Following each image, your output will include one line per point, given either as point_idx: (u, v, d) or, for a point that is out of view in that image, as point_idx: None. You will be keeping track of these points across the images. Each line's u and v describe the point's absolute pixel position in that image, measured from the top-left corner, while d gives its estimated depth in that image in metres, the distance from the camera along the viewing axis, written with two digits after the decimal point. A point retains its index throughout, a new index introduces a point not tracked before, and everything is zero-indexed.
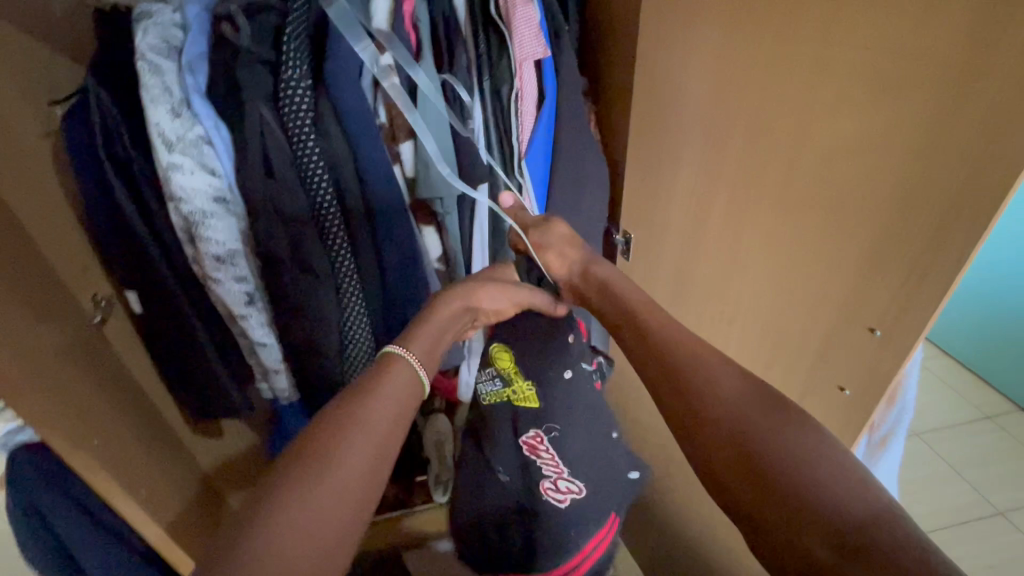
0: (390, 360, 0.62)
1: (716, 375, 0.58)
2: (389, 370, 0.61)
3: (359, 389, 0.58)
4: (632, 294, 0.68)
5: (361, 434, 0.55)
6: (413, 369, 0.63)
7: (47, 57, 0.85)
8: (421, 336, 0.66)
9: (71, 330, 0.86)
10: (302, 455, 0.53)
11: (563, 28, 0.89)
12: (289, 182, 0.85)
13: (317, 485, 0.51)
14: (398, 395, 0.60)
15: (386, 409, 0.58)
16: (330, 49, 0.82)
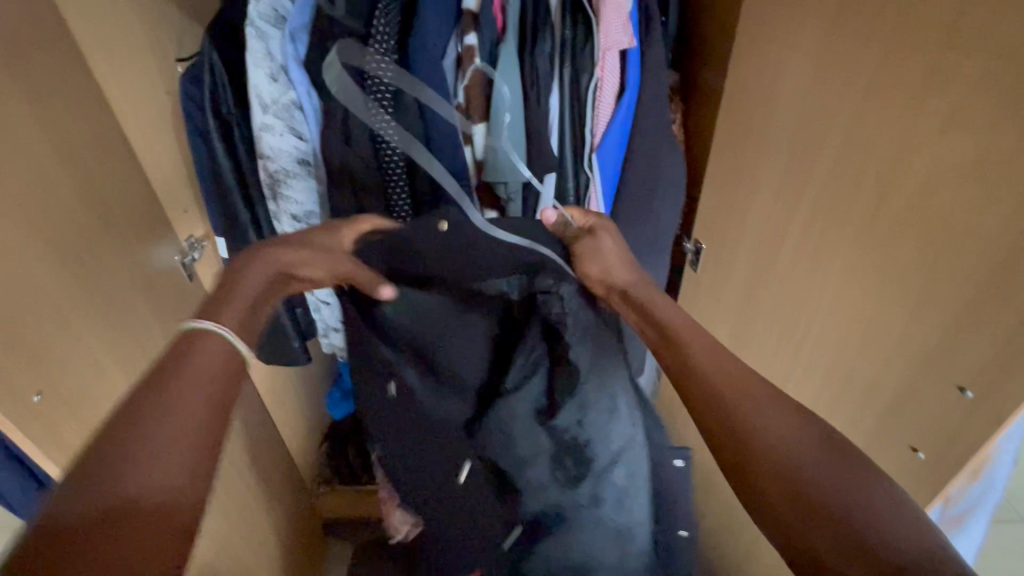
0: (193, 334, 0.54)
1: (763, 412, 0.57)
2: (196, 346, 0.54)
3: (159, 365, 0.52)
4: (673, 312, 0.65)
5: (176, 410, 0.49)
6: (216, 335, 0.55)
7: (179, 20, 0.95)
8: (235, 297, 0.59)
9: (168, 261, 0.96)
10: (95, 460, 0.46)
11: (657, 15, 0.83)
12: (365, 151, 0.89)
13: (131, 461, 0.46)
14: (204, 369, 0.53)
15: (195, 383, 0.51)
16: (418, 26, 0.83)
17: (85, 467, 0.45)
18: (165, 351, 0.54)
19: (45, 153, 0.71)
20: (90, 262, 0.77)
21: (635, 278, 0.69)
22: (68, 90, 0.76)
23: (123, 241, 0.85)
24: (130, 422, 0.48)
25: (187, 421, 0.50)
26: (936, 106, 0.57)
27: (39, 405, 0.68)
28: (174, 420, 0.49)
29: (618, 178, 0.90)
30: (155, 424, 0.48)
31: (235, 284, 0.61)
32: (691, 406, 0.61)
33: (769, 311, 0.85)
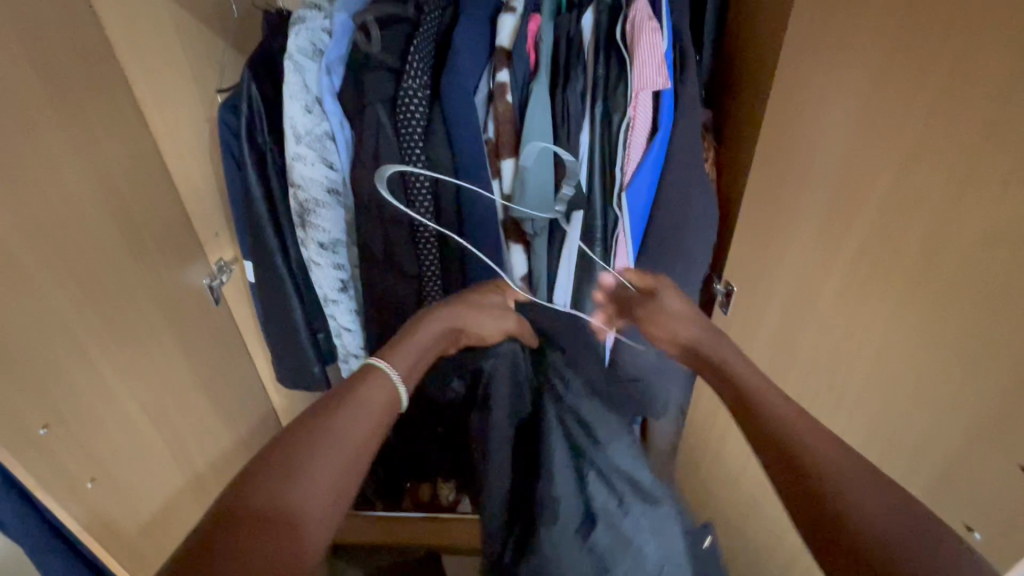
0: (370, 371, 0.62)
1: (862, 487, 0.52)
2: (370, 379, 0.62)
3: (333, 398, 0.59)
4: (755, 376, 0.64)
5: (328, 450, 0.55)
6: (394, 385, 0.63)
7: (221, 51, 0.99)
8: (409, 352, 0.67)
9: (195, 284, 0.97)
10: (259, 487, 0.51)
11: (692, 54, 0.81)
12: (393, 183, 0.90)
13: (285, 495, 0.51)
14: (377, 399, 0.61)
15: (359, 420, 0.58)
16: (450, 62, 0.84)
17: (242, 501, 0.50)
18: (344, 380, 0.62)
19: (84, 183, 0.73)
20: (117, 287, 0.79)
21: (703, 331, 0.71)
22: (112, 122, 0.79)
23: (153, 266, 0.87)
24: (290, 444, 0.54)
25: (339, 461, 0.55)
26: (988, 165, 0.54)
27: (44, 438, 0.67)
28: (323, 457, 0.54)
29: (648, 217, 0.87)
30: (311, 452, 0.54)
31: (419, 333, 0.69)
32: (782, 477, 0.56)
33: (802, 362, 0.81)
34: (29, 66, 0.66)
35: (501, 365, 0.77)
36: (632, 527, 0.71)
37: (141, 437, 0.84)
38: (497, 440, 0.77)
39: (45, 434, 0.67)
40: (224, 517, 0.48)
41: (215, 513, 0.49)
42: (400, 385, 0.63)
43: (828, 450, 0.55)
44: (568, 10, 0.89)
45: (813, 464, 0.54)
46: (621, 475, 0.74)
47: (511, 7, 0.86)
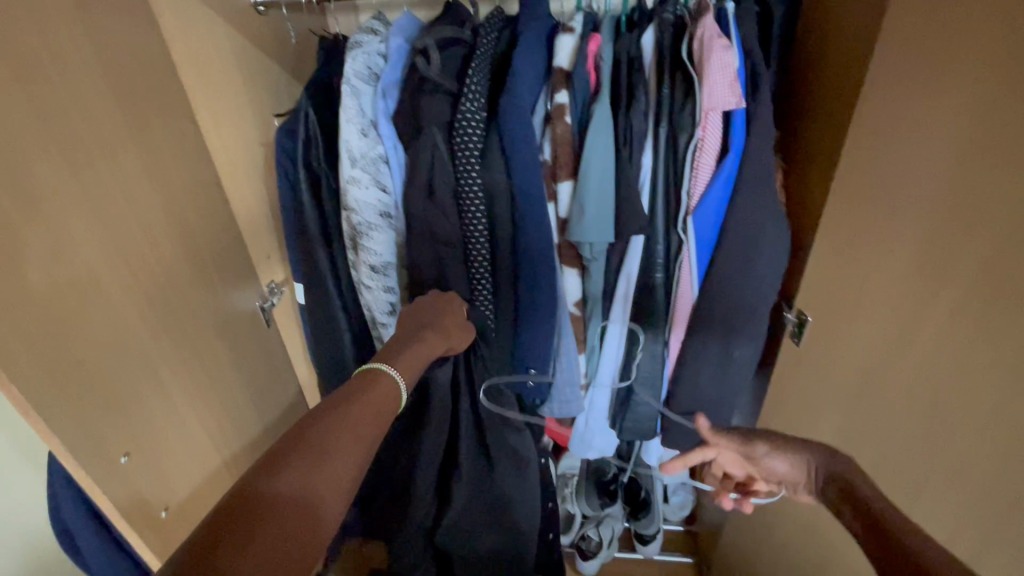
0: (375, 373, 0.62)
1: None
2: (375, 383, 0.62)
3: (334, 396, 0.58)
4: (872, 487, 0.56)
5: (343, 438, 0.54)
6: (396, 383, 0.64)
7: (277, 76, 1.00)
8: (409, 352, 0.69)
9: (248, 305, 0.97)
10: (278, 472, 0.48)
11: (764, 71, 0.77)
12: (447, 207, 0.88)
13: (308, 483, 0.49)
14: (382, 403, 0.60)
15: (366, 413, 0.58)
16: (509, 83, 0.82)
17: (262, 489, 0.47)
18: (349, 383, 0.61)
19: (156, 208, 0.74)
20: (185, 311, 0.79)
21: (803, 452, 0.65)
22: (179, 147, 0.80)
23: (215, 290, 0.87)
24: (307, 435, 0.53)
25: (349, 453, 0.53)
26: None
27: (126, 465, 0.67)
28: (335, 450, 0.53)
29: (715, 242, 0.84)
30: (326, 453, 0.52)
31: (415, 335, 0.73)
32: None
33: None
34: (109, 94, 0.66)
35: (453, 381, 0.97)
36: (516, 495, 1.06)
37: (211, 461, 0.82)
38: (429, 451, 1.00)
39: (124, 462, 0.66)
40: (240, 502, 0.46)
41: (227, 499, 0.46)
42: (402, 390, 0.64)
43: (925, 544, 0.48)
44: (628, 30, 0.87)
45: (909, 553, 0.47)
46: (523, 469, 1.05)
47: (570, 28, 0.85)
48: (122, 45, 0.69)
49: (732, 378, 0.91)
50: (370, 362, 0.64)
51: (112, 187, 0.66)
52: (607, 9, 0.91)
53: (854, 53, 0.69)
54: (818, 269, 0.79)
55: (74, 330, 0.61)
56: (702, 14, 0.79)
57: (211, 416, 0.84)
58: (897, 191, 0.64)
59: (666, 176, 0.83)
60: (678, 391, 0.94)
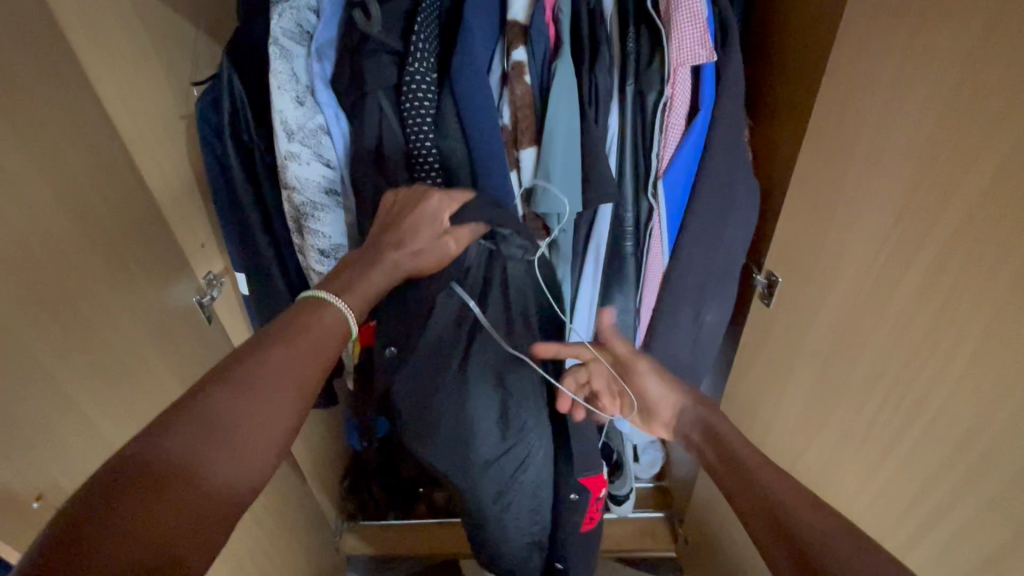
0: (318, 303, 0.61)
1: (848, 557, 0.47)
2: (313, 314, 0.60)
3: (278, 327, 0.57)
4: (738, 437, 0.63)
5: (275, 366, 0.54)
6: (340, 313, 0.62)
7: (190, 39, 0.87)
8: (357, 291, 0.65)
9: (186, 302, 0.87)
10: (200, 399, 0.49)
11: (734, 23, 0.72)
12: (402, 180, 0.80)
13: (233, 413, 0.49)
14: (326, 334, 0.60)
15: (306, 343, 0.57)
16: (460, 41, 0.74)
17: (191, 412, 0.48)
18: (290, 309, 0.60)
19: (55, 201, 0.63)
20: (102, 318, 0.69)
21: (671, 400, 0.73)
22: (79, 124, 0.67)
23: (141, 288, 0.76)
24: (238, 368, 0.52)
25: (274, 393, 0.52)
26: None
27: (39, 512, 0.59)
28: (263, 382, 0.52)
29: (686, 207, 0.81)
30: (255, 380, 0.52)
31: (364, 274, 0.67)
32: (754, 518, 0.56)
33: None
34: None
35: (443, 313, 0.79)
36: (516, 475, 0.83)
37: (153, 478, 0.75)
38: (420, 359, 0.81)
39: (38, 509, 0.59)
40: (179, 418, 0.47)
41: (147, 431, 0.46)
42: (352, 321, 0.63)
43: (798, 500, 0.54)
44: None
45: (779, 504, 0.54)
46: (529, 445, 0.83)
47: None
48: None
49: (701, 343, 0.91)
50: (310, 289, 0.62)
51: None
52: None
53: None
54: (787, 231, 0.78)
55: None
56: None
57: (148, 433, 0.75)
58: (876, 147, 0.62)
59: (635, 138, 0.79)
60: (653, 360, 0.92)
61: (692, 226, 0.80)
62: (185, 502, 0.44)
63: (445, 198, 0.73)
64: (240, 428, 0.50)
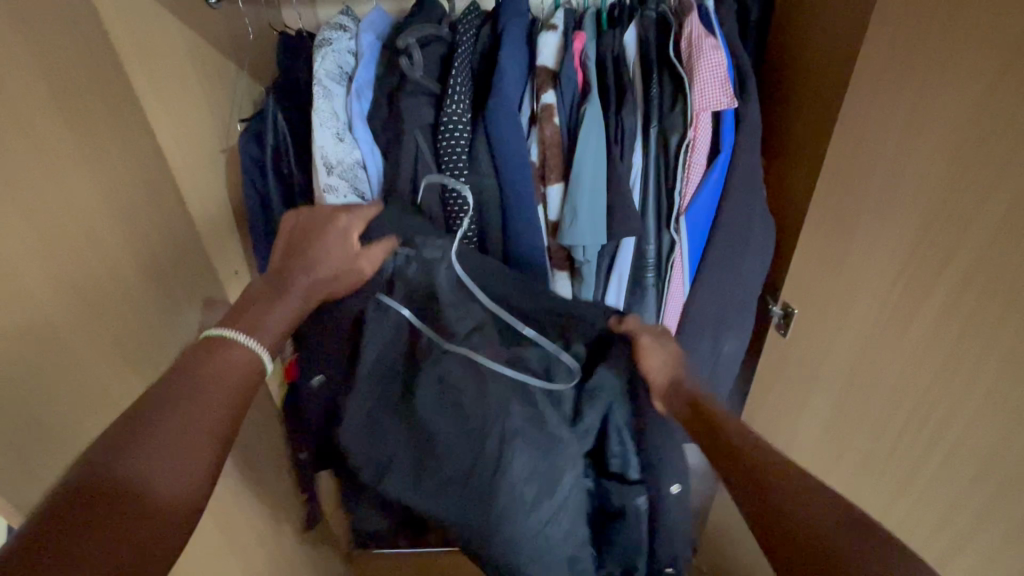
0: (223, 339, 0.54)
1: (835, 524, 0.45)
2: (222, 350, 0.53)
3: (185, 363, 0.51)
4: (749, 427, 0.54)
5: (190, 394, 0.49)
6: (247, 347, 0.55)
7: (236, 77, 0.92)
8: (270, 320, 0.58)
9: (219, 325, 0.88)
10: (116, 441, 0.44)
11: (751, 71, 0.78)
12: (435, 213, 0.84)
13: (148, 450, 0.44)
14: (238, 361, 0.53)
15: (213, 377, 0.51)
16: (495, 85, 0.79)
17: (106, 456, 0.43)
18: (191, 351, 0.53)
19: (114, 233, 0.66)
20: (146, 340, 0.71)
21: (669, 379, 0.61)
22: (133, 154, 0.71)
23: (180, 310, 0.78)
24: (162, 401, 0.47)
25: (213, 420, 0.48)
26: None
27: None
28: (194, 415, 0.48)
29: (707, 240, 0.84)
30: (168, 414, 0.47)
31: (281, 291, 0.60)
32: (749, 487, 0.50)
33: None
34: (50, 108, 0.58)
35: (371, 330, 0.64)
36: (528, 470, 0.59)
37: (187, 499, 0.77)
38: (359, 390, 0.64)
39: None
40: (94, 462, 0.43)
41: (96, 454, 0.43)
42: (268, 358, 0.56)
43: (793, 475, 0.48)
44: (610, 28, 0.86)
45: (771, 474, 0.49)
46: (531, 457, 0.59)
47: (552, 26, 0.83)
48: (61, 38, 0.61)
49: (720, 372, 0.93)
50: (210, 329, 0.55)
51: (62, 213, 0.58)
52: (587, 5, 0.89)
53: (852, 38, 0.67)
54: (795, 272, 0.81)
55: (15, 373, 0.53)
56: (686, 12, 0.79)
57: None
58: (892, 186, 0.66)
59: (657, 176, 0.83)
60: None
61: (712, 260, 0.83)
62: (125, 529, 0.40)
63: (351, 216, 0.66)
64: (165, 458, 0.45)
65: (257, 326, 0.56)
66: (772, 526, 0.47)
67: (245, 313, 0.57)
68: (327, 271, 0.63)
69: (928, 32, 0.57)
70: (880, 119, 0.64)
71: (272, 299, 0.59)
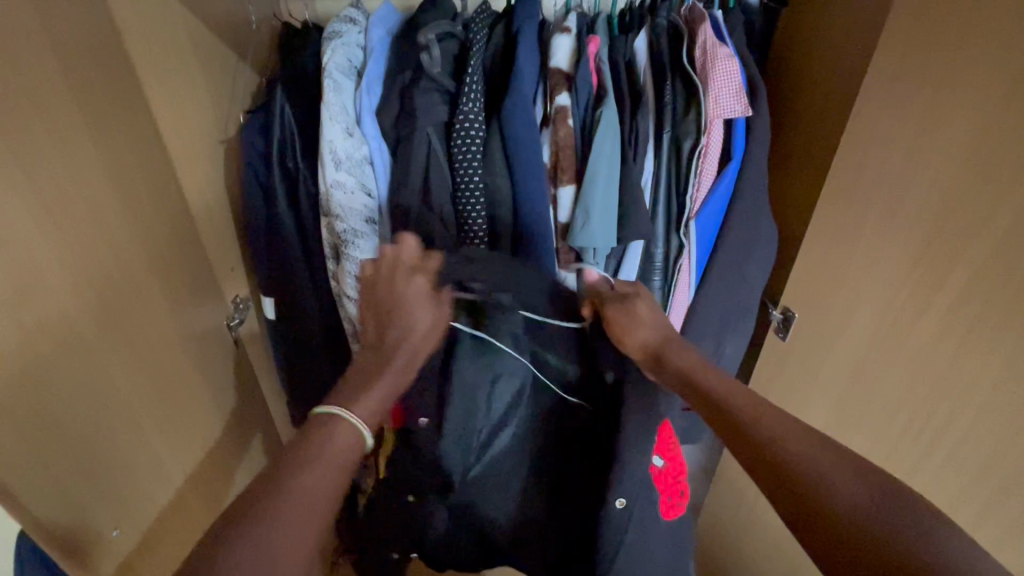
0: (326, 418, 0.51)
1: (826, 468, 0.50)
2: (324, 432, 0.50)
3: (295, 445, 0.49)
4: (729, 383, 0.57)
5: (297, 487, 0.46)
6: (352, 426, 0.51)
7: (237, 66, 0.88)
8: (371, 390, 0.54)
9: (216, 323, 0.84)
10: (226, 544, 0.42)
11: (761, 81, 0.80)
12: (445, 211, 0.83)
13: (252, 552, 0.42)
14: (342, 447, 0.50)
15: (321, 468, 0.48)
16: (512, 85, 0.79)
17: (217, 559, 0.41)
18: (299, 430, 0.50)
19: (129, 230, 0.63)
20: (152, 336, 0.67)
21: (660, 340, 0.62)
22: (142, 138, 0.67)
23: (182, 303, 0.74)
24: (264, 494, 0.45)
25: (323, 520, 0.46)
26: None
27: (116, 539, 0.63)
28: (305, 507, 0.46)
29: (713, 244, 0.86)
30: (270, 513, 0.44)
31: (370, 369, 0.55)
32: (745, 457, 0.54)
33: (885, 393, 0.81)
34: (70, 98, 0.55)
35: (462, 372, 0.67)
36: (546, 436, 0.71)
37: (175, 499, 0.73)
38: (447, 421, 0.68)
39: (116, 535, 0.63)
40: (193, 562, 0.41)
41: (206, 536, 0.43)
42: (369, 435, 0.52)
43: (772, 423, 0.54)
44: (621, 34, 0.88)
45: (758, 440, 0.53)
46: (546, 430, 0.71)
47: (565, 28, 0.83)
48: (78, 11, 0.57)
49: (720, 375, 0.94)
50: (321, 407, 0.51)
51: (81, 210, 0.56)
52: (598, 10, 0.90)
53: (858, 56, 0.69)
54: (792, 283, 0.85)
55: (20, 364, 0.49)
56: (699, 21, 0.81)
57: (172, 456, 0.72)
58: (897, 196, 0.70)
59: (668, 180, 0.84)
60: None
61: (718, 264, 0.85)
62: None
63: (406, 259, 0.61)
64: (267, 564, 0.42)
65: (364, 403, 0.52)
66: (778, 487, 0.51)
67: (358, 392, 0.53)
68: (423, 342, 0.58)
69: (944, 50, 0.61)
70: (890, 132, 0.67)
71: (376, 368, 0.56)
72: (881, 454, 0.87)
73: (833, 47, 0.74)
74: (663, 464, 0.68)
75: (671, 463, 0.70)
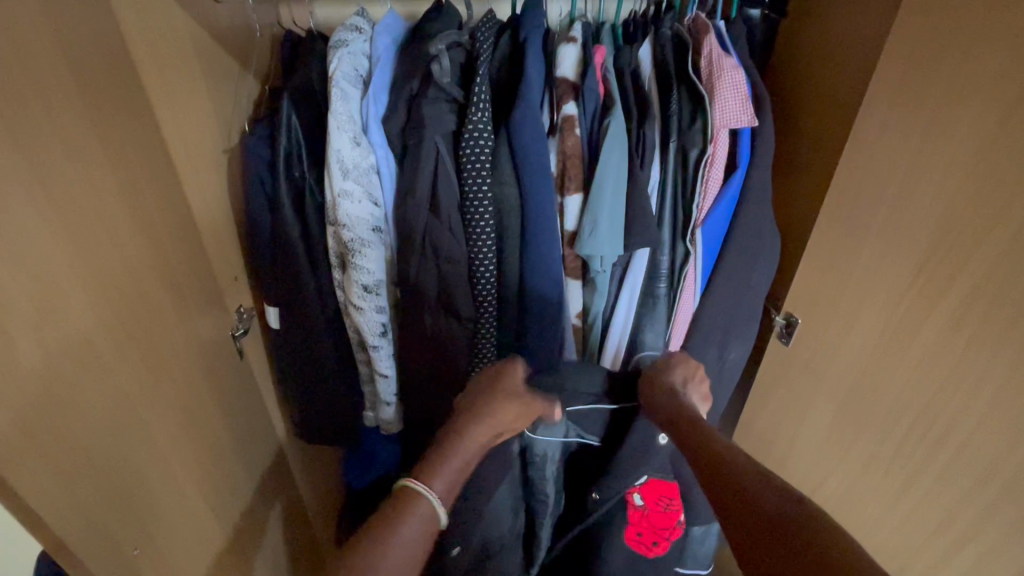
0: (411, 494, 0.57)
1: (763, 488, 0.57)
2: (409, 508, 0.57)
3: (381, 524, 0.55)
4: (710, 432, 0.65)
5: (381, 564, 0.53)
6: (433, 508, 0.58)
7: (240, 74, 0.87)
8: (448, 470, 0.60)
9: (222, 334, 0.83)
10: None
11: (765, 90, 0.81)
12: (453, 220, 0.83)
13: None
14: (423, 527, 0.56)
15: (408, 544, 0.55)
16: (520, 94, 0.79)
17: None
18: (384, 504, 0.57)
19: (139, 239, 0.62)
20: (163, 346, 0.66)
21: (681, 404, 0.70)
22: (149, 145, 0.66)
23: (190, 315, 0.73)
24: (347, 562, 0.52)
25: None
26: None
27: (137, 558, 0.62)
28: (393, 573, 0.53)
29: (718, 253, 0.87)
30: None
31: (451, 452, 0.62)
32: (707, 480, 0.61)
33: (891, 396, 0.83)
34: (80, 105, 0.54)
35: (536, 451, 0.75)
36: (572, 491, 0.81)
37: (189, 514, 0.72)
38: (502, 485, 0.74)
39: (138, 554, 0.62)
40: None
41: None
42: (443, 516, 0.58)
43: (726, 451, 0.62)
44: (625, 44, 0.89)
45: (719, 465, 0.61)
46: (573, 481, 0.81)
47: (572, 37, 0.84)
48: (87, 16, 0.56)
49: (723, 380, 0.95)
50: (406, 478, 0.59)
51: (91, 220, 0.55)
52: (602, 19, 0.91)
53: (860, 68, 0.71)
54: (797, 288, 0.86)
55: (32, 377, 0.48)
56: (704, 31, 0.82)
57: (186, 471, 0.71)
58: (903, 201, 0.71)
59: (674, 189, 0.85)
60: None
61: (723, 270, 0.86)
62: None
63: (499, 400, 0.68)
64: None
65: (445, 487, 0.60)
66: (728, 503, 0.58)
67: (438, 467, 0.61)
68: (490, 434, 0.65)
69: (949, 61, 0.63)
70: (894, 140, 0.69)
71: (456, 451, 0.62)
72: (889, 456, 0.88)
73: (835, 58, 0.76)
74: (643, 505, 0.77)
75: (654, 513, 0.77)
